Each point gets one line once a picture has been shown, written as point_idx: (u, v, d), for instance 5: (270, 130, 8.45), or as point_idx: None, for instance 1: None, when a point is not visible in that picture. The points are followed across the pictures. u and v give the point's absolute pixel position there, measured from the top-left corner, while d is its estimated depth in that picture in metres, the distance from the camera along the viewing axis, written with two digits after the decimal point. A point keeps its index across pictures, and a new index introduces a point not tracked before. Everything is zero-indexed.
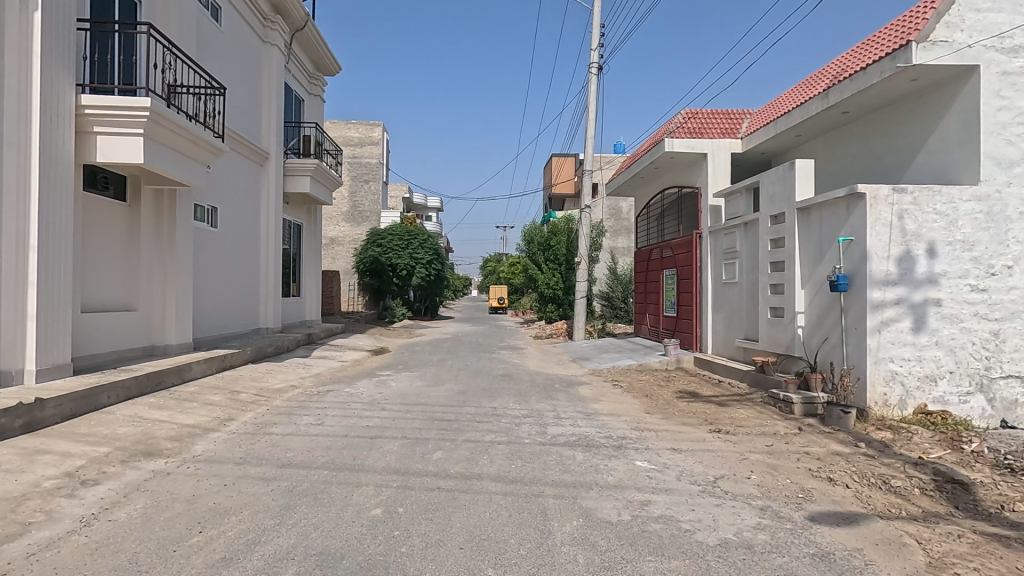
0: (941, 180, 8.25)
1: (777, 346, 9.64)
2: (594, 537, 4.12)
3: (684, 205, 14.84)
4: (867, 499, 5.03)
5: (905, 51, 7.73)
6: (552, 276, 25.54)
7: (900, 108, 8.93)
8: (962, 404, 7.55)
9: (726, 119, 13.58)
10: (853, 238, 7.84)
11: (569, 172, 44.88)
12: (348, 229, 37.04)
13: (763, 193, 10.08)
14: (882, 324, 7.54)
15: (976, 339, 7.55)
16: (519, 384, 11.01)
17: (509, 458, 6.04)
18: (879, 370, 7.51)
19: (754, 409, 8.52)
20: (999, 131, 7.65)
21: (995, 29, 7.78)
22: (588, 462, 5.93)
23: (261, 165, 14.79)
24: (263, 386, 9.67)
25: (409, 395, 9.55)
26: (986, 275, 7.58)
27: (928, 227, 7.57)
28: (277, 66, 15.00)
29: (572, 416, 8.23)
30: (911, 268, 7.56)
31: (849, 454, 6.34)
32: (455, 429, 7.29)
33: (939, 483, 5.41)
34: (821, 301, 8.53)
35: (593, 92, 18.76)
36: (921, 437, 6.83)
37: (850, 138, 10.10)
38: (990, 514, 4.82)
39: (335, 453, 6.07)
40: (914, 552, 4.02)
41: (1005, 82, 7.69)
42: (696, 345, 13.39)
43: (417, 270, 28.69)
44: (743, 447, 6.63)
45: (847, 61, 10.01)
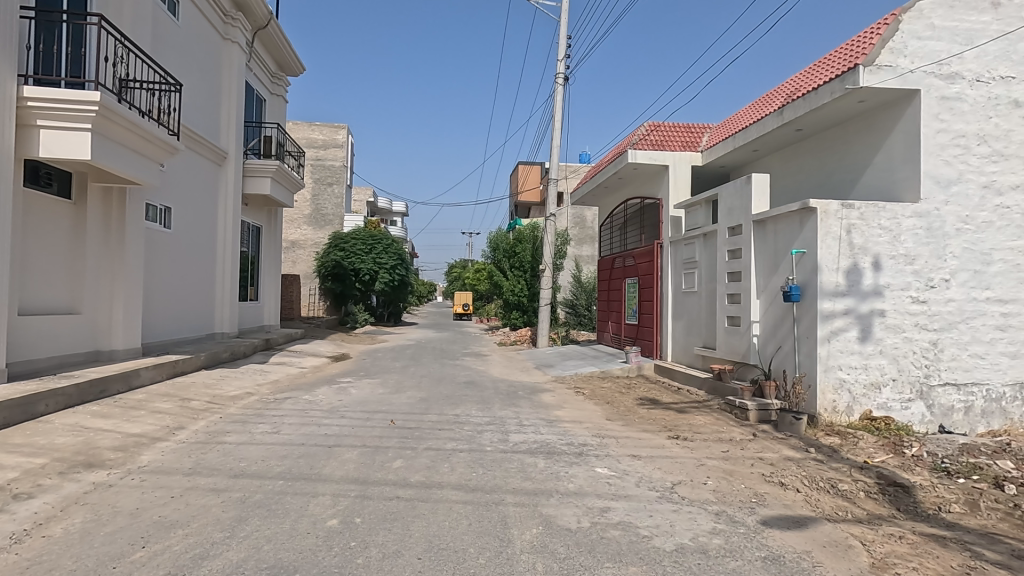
0: (886, 197, 8.68)
1: (733, 354, 9.85)
2: (553, 545, 4.12)
3: (646, 215, 15.06)
4: (816, 503, 5.22)
5: (854, 74, 8.10)
6: (517, 283, 25.73)
7: (849, 127, 9.36)
8: (904, 410, 7.93)
9: (686, 132, 13.89)
10: (806, 251, 8.11)
11: (536, 178, 45.59)
12: (308, 233, 36.26)
13: (722, 205, 10.37)
14: (832, 333, 7.83)
15: (917, 348, 7.97)
16: (483, 391, 11.01)
17: (470, 466, 5.99)
18: (828, 378, 7.80)
19: (711, 416, 8.72)
20: (937, 152, 8.12)
21: (935, 56, 8.22)
22: (549, 470, 5.93)
23: (219, 164, 14.34)
24: (217, 393, 9.34)
25: (370, 402, 9.39)
26: (926, 288, 8.01)
27: (873, 241, 7.95)
28: (237, 64, 14.59)
29: (534, 423, 8.24)
30: (858, 280, 7.90)
31: (801, 459, 6.57)
32: (416, 436, 7.20)
33: (882, 486, 5.68)
34: (776, 310, 8.79)
35: (559, 101, 18.97)
36: (867, 442, 7.12)
37: (804, 154, 10.50)
38: (928, 516, 5.07)
39: (291, 462, 5.90)
40: (859, 553, 4.19)
41: (943, 106, 8.17)
42: (656, 353, 13.62)
43: (380, 275, 28.40)
44: (701, 453, 6.77)
45: (800, 81, 10.43)
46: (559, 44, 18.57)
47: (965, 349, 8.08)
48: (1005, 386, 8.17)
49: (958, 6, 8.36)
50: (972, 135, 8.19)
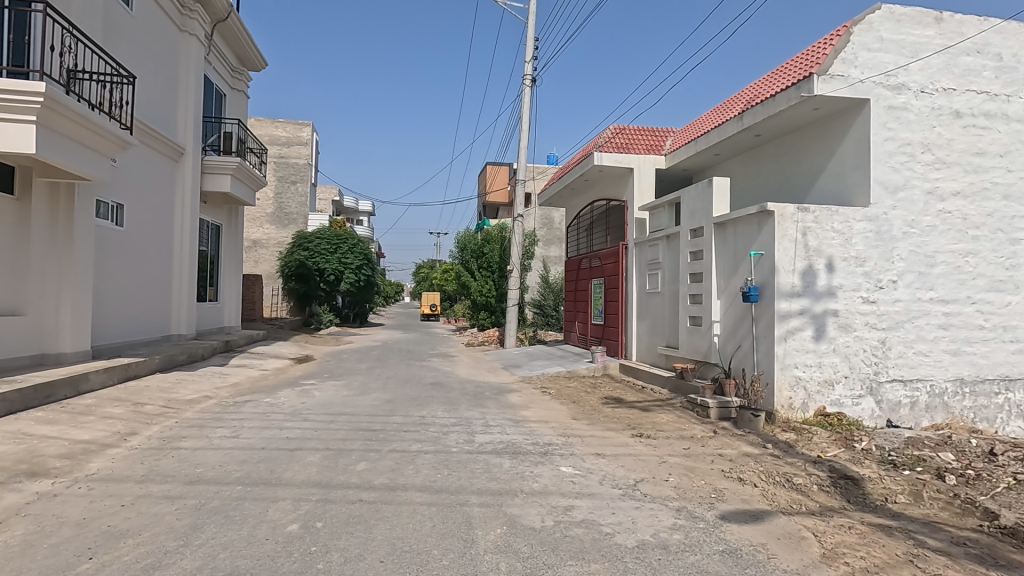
0: (838, 201, 9.04)
1: (695, 353, 10.08)
2: (517, 545, 4.14)
3: (611, 217, 15.26)
4: (772, 497, 5.39)
5: (809, 82, 8.39)
6: (484, 283, 25.70)
7: (805, 133, 9.69)
8: (855, 405, 8.26)
9: (651, 135, 14.13)
10: (764, 253, 8.35)
11: (504, 179, 45.59)
12: (271, 232, 35.39)
13: (685, 208, 10.60)
14: (788, 332, 8.09)
15: (867, 347, 8.32)
16: (449, 392, 10.96)
17: (435, 467, 5.96)
18: (785, 376, 8.06)
19: (674, 414, 8.91)
20: (886, 159, 8.49)
21: (883, 67, 8.59)
22: (514, 470, 5.96)
23: (176, 160, 13.85)
24: (172, 397, 9.02)
25: (335, 405, 9.23)
26: (875, 288, 8.37)
27: (827, 244, 8.26)
28: (195, 57, 14.13)
29: (500, 423, 8.25)
30: (813, 281, 8.19)
31: (758, 455, 6.78)
32: (381, 438, 7.12)
33: (834, 479, 5.90)
34: (736, 310, 9.03)
35: (527, 103, 19.05)
36: (820, 437, 7.39)
37: (763, 158, 10.83)
38: (876, 506, 5.30)
39: (250, 467, 5.75)
40: (811, 544, 4.35)
41: (890, 115, 8.55)
42: (621, 352, 13.81)
43: (346, 275, 27.91)
44: (663, 450, 6.91)
45: (758, 88, 10.74)
46: (526, 46, 18.64)
47: (911, 347, 8.48)
48: (947, 382, 8.60)
49: (905, 20, 8.74)
50: (917, 143, 8.60)
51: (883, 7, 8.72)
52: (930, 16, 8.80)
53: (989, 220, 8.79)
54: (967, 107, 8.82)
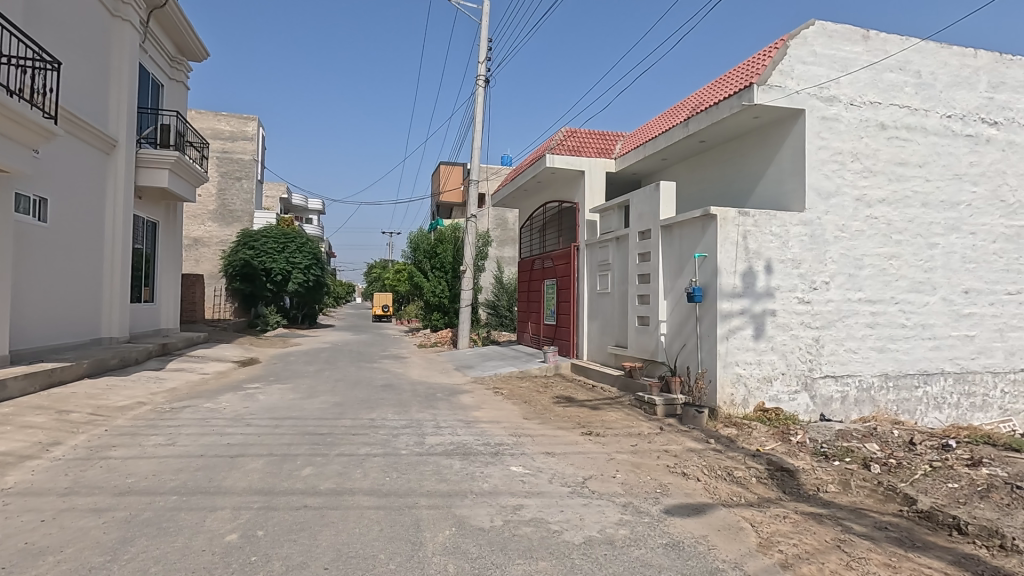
0: (776, 206, 9.48)
1: (643, 352, 10.35)
2: (466, 546, 4.13)
3: (564, 219, 15.45)
4: (714, 490, 5.60)
5: (749, 92, 8.76)
6: (438, 284, 25.49)
7: (746, 141, 10.11)
8: (791, 400, 8.69)
9: (602, 139, 14.40)
10: (707, 255, 8.66)
11: (457, 179, 45.37)
12: (213, 230, 33.92)
13: (634, 211, 10.86)
14: (729, 331, 8.42)
15: (802, 345, 8.76)
16: (401, 393, 10.81)
17: (384, 471, 5.87)
18: (727, 373, 8.39)
19: (622, 411, 9.12)
20: (819, 167, 8.98)
21: (817, 80, 9.07)
22: (464, 471, 5.94)
23: (108, 153, 13.07)
24: (102, 404, 8.50)
25: (280, 409, 8.94)
26: (810, 289, 8.83)
27: (765, 247, 8.65)
28: (130, 45, 13.38)
29: (452, 425, 8.21)
30: (752, 282, 8.56)
31: (701, 450, 7.02)
32: (328, 443, 6.95)
33: (771, 471, 6.19)
34: (681, 310, 9.33)
35: (480, 104, 19.04)
36: (759, 431, 7.73)
37: (707, 164, 11.22)
38: (809, 496, 5.60)
39: (187, 476, 5.49)
40: (748, 534, 4.54)
41: (823, 126, 9.05)
42: (573, 352, 14.01)
43: (294, 275, 27.05)
44: (611, 448, 7.06)
45: (703, 96, 11.13)
46: (480, 47, 18.64)
47: (842, 345, 8.99)
48: (874, 377, 9.17)
49: (836, 37, 9.26)
50: (846, 153, 9.14)
51: (816, 23, 9.20)
52: (858, 34, 9.35)
53: (910, 225, 9.43)
54: (891, 120, 9.43)
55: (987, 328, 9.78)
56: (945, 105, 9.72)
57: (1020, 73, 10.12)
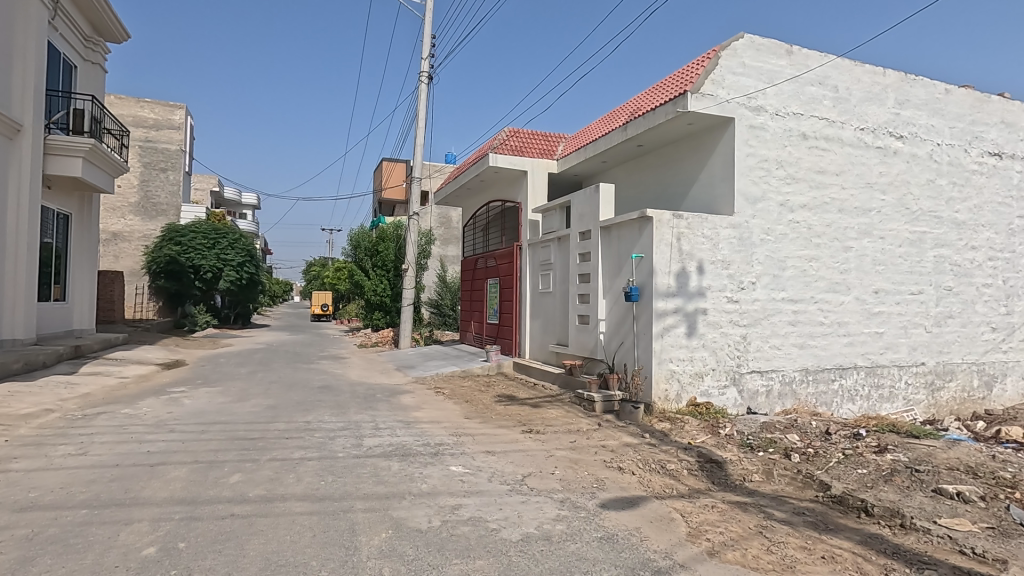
0: (708, 209, 9.91)
1: (583, 350, 10.55)
2: (402, 548, 4.07)
3: (507, 218, 15.51)
4: (648, 483, 5.79)
5: (684, 99, 9.11)
6: (379, 282, 24.98)
7: (681, 146, 10.51)
8: (720, 395, 9.11)
9: (544, 140, 14.55)
10: (644, 256, 8.93)
11: (400, 176, 44.66)
12: (135, 223, 31.79)
13: (574, 211, 11.05)
14: (664, 329, 8.73)
15: (731, 342, 9.21)
16: (338, 395, 10.52)
17: (318, 474, 5.69)
18: (661, 369, 8.70)
19: (562, 409, 9.27)
20: (747, 173, 9.46)
21: (745, 90, 9.55)
22: (403, 472, 5.85)
23: (11, 138, 11.94)
24: (2, 413, 7.78)
25: (208, 413, 8.49)
26: (738, 289, 9.28)
27: (698, 248, 9.02)
28: (37, 22, 12.29)
29: (391, 426, 8.07)
30: (686, 282, 8.91)
31: (637, 445, 7.24)
32: (259, 447, 6.67)
33: (701, 463, 6.47)
34: (619, 309, 9.58)
35: (423, 100, 18.81)
36: (691, 425, 8.07)
37: (645, 167, 11.57)
38: (735, 485, 5.90)
39: (100, 488, 5.11)
40: (679, 525, 4.73)
41: (751, 134, 9.54)
42: (515, 351, 14.09)
43: (226, 273, 25.73)
44: (551, 445, 7.16)
45: (641, 101, 11.46)
46: (423, 43, 18.41)
47: (767, 342, 9.51)
48: (796, 371, 9.77)
49: (763, 50, 9.77)
50: (772, 160, 9.68)
51: (745, 37, 9.68)
52: (783, 48, 9.91)
53: (828, 230, 10.10)
54: (811, 130, 10.06)
55: (894, 325, 10.63)
56: (859, 119, 10.47)
57: (922, 92, 11.05)
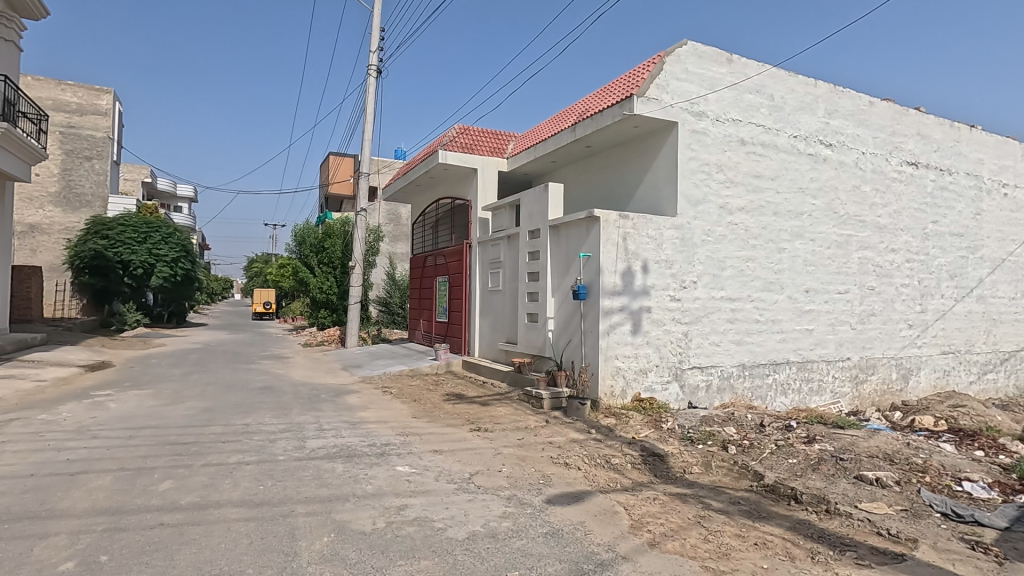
0: (653, 211, 10.19)
1: (531, 348, 10.63)
2: (345, 551, 3.98)
3: (456, 216, 15.42)
4: (593, 478, 5.90)
5: (630, 102, 9.33)
6: (325, 279, 24.28)
7: (628, 148, 10.76)
8: (663, 390, 9.40)
9: (494, 138, 14.54)
10: (591, 255, 9.10)
11: (348, 170, 43.57)
12: (55, 215, 29.59)
13: (524, 210, 11.11)
14: (610, 327, 8.93)
15: (673, 339, 9.52)
16: (280, 396, 10.16)
17: (257, 479, 5.47)
18: (607, 366, 8.88)
19: (511, 406, 9.31)
20: (689, 176, 9.79)
21: (688, 96, 9.87)
22: (347, 474, 5.72)
23: None
24: None
25: (137, 418, 8.01)
26: (680, 288, 9.60)
27: (643, 248, 9.26)
28: None
29: (336, 427, 7.87)
30: (631, 281, 9.13)
31: (583, 440, 7.37)
32: (193, 452, 6.35)
33: (644, 457, 6.66)
34: (567, 308, 9.71)
35: (371, 94, 18.41)
36: (635, 420, 8.29)
37: (593, 168, 11.76)
38: (675, 477, 6.10)
39: (10, 501, 4.72)
40: (621, 517, 4.84)
41: (694, 138, 9.87)
42: (464, 349, 14.04)
43: (159, 268, 24.16)
44: (499, 442, 7.18)
45: (589, 103, 11.65)
46: (371, 36, 18.00)
47: (707, 338, 9.89)
48: (734, 366, 10.20)
49: (705, 58, 10.13)
50: (712, 164, 10.06)
51: (688, 44, 10.00)
52: (723, 57, 10.30)
53: (764, 232, 10.60)
54: (749, 136, 10.52)
55: (823, 322, 11.28)
56: (792, 127, 11.03)
57: (849, 103, 11.76)
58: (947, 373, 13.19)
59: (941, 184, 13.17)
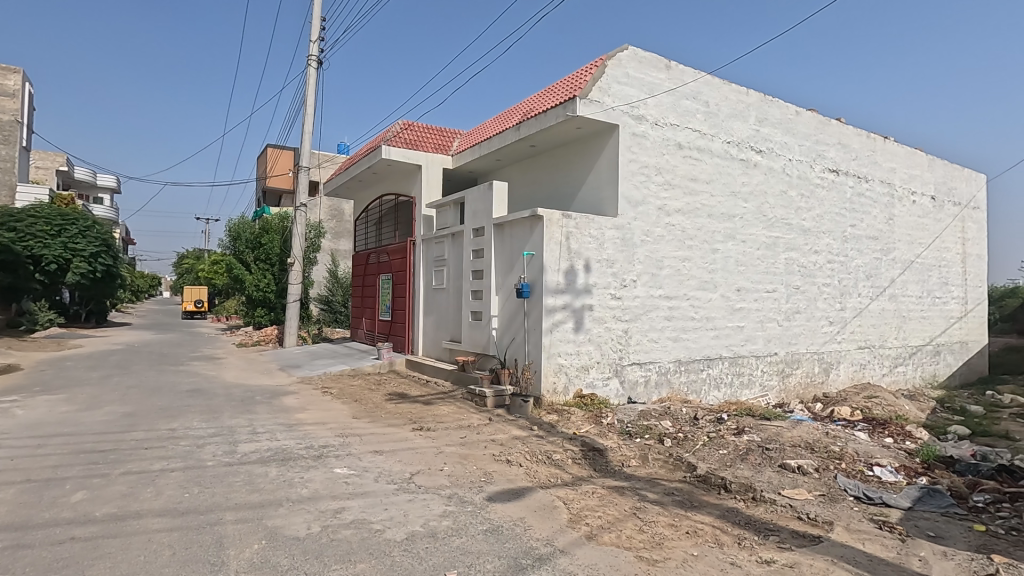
0: (594, 211, 10.40)
1: (475, 346, 10.61)
2: (276, 558, 3.84)
3: (400, 213, 15.17)
4: (534, 474, 5.96)
5: (573, 103, 9.48)
6: (262, 277, 23.31)
7: (571, 149, 10.92)
8: (604, 386, 9.62)
9: (439, 135, 14.41)
10: (534, 253, 9.18)
11: (287, 164, 42.00)
12: None
13: (468, 208, 11.07)
14: (553, 325, 9.04)
15: (614, 336, 9.76)
16: (211, 398, 9.67)
17: (182, 486, 5.19)
18: (550, 363, 9.00)
19: (454, 405, 9.27)
20: (630, 177, 10.06)
21: (629, 99, 10.13)
22: (281, 478, 5.52)
23: None
24: None
25: (48, 424, 7.41)
26: (621, 287, 9.85)
27: (585, 247, 9.43)
28: None
29: (271, 429, 7.57)
30: (574, 279, 9.29)
31: (525, 437, 7.44)
32: (112, 460, 5.94)
33: (585, 452, 6.79)
34: (511, 306, 9.76)
35: (312, 86, 17.83)
36: (576, 416, 8.44)
37: (537, 168, 11.86)
38: (614, 471, 6.26)
39: None
40: (560, 512, 4.92)
41: (634, 141, 10.15)
42: (408, 348, 13.84)
43: (75, 263, 22.47)
44: (441, 441, 7.13)
45: (533, 103, 11.75)
46: (311, 25, 17.41)
47: (646, 335, 10.20)
48: (670, 362, 10.57)
49: (645, 63, 10.43)
50: (652, 166, 10.37)
51: (629, 49, 10.26)
52: (662, 63, 10.64)
53: (699, 233, 11.04)
54: (686, 141, 10.92)
55: (752, 319, 11.87)
56: (725, 133, 11.54)
57: (777, 112, 12.43)
58: (862, 366, 14.21)
59: (859, 190, 14.13)
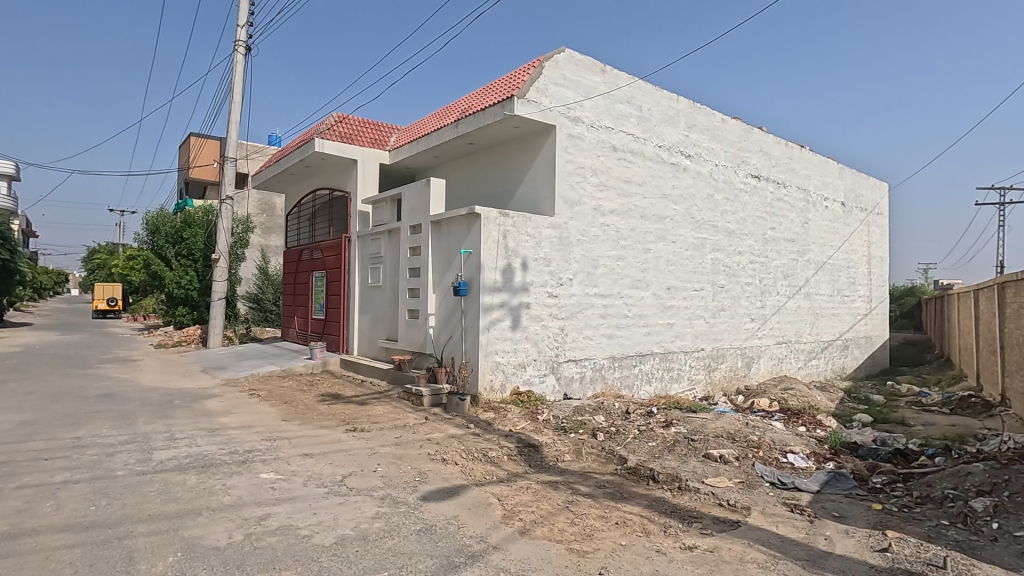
0: (532, 210, 10.51)
1: (412, 344, 10.46)
2: (192, 571, 3.64)
3: (335, 208, 14.72)
4: (469, 472, 5.96)
5: (510, 103, 9.53)
6: (184, 273, 21.94)
7: (509, 148, 10.98)
8: (541, 383, 9.75)
9: (375, 129, 14.09)
10: (472, 251, 9.17)
11: (213, 154, 39.72)
12: None
13: (405, 204, 10.90)
14: (490, 323, 9.07)
15: (550, 333, 9.90)
16: (123, 403, 9.00)
17: (88, 499, 4.80)
18: (487, 361, 9.02)
19: (390, 405, 9.11)
20: (566, 178, 10.23)
21: (566, 101, 10.31)
22: (201, 486, 5.22)
23: None
24: None
25: None
26: (557, 285, 10.02)
27: (522, 246, 9.51)
28: None
29: (191, 435, 7.15)
30: (511, 278, 9.35)
31: (462, 435, 7.42)
32: (4, 474, 5.41)
33: (520, 448, 6.85)
34: (448, 304, 9.70)
35: (239, 73, 16.95)
36: (513, 413, 8.51)
37: (475, 165, 11.84)
38: (548, 466, 6.36)
39: None
40: (494, 509, 4.94)
41: (570, 142, 10.33)
42: (342, 347, 13.46)
43: None
44: (375, 442, 6.98)
45: (472, 100, 11.72)
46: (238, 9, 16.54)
47: (581, 333, 10.42)
48: (605, 359, 10.85)
49: (581, 66, 10.64)
50: (587, 167, 10.60)
51: (566, 51, 10.43)
52: (597, 67, 10.89)
53: (632, 233, 11.40)
54: (620, 143, 11.23)
55: (681, 316, 12.39)
56: (657, 137, 11.96)
57: (705, 119, 13.02)
58: (780, 360, 15.15)
59: (778, 195, 15.05)
